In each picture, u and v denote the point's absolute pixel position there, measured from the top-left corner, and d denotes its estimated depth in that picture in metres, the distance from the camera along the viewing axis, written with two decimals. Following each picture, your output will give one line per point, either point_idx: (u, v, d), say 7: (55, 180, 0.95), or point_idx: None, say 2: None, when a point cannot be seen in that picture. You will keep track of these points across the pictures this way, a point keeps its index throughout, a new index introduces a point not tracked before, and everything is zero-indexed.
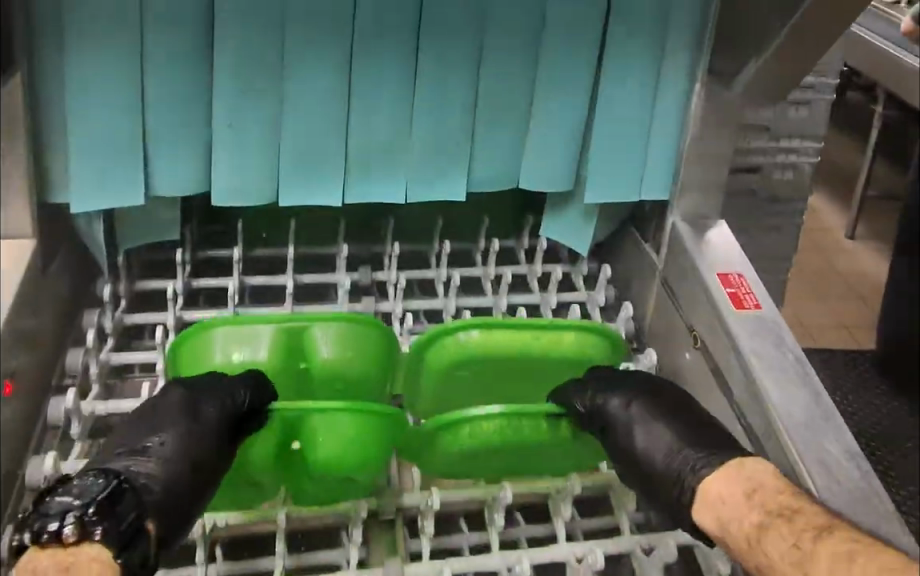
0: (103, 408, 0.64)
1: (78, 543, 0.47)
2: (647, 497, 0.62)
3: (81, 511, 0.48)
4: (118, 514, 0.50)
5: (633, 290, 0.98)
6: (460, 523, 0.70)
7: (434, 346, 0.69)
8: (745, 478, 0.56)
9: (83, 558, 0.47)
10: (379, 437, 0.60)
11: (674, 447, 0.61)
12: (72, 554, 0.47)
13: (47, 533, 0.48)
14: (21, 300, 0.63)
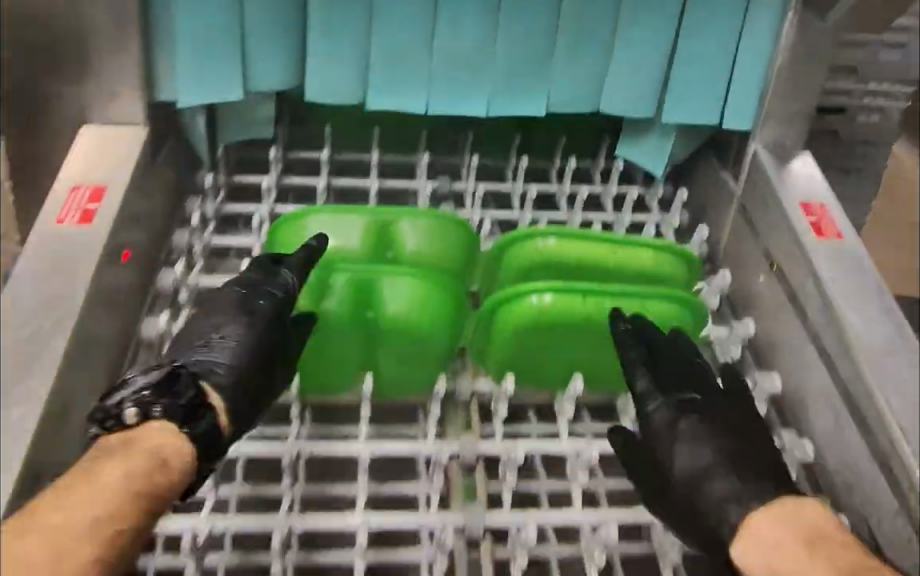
0: (207, 282, 0.69)
1: (140, 424, 0.52)
2: (678, 525, 0.57)
3: (137, 394, 0.52)
4: (177, 389, 0.53)
5: (709, 216, 0.98)
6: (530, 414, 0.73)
7: (512, 250, 0.66)
8: (799, 524, 0.52)
9: (145, 437, 0.51)
10: (440, 311, 0.62)
11: (713, 465, 0.56)
12: (136, 432, 0.51)
13: (120, 416, 0.52)
14: (135, 183, 0.68)
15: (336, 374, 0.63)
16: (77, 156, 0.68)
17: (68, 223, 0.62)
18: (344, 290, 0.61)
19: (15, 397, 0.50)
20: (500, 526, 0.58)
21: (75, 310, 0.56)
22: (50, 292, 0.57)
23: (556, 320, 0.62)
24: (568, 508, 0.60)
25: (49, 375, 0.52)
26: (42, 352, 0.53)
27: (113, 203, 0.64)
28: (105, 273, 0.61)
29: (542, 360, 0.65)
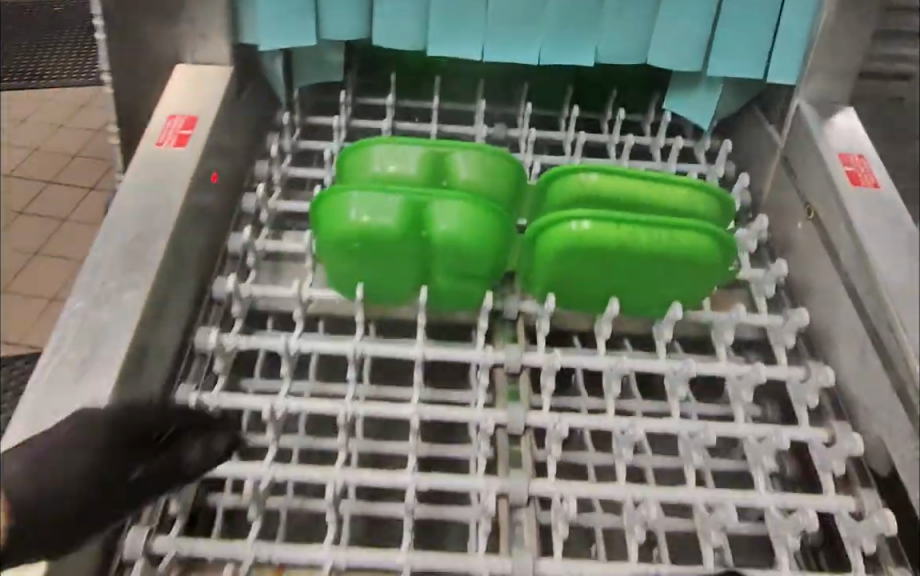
0: (285, 206, 0.76)
1: None
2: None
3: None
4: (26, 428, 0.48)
5: (754, 169, 1.02)
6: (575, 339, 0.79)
7: (557, 182, 0.71)
8: None
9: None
10: (491, 235, 0.64)
11: None
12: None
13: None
14: (223, 115, 0.76)
15: (389, 295, 0.67)
16: (172, 91, 0.76)
17: (166, 146, 0.70)
18: (405, 213, 0.62)
19: (127, 283, 0.60)
20: (539, 424, 0.65)
21: (173, 218, 0.65)
22: (153, 202, 0.66)
23: (594, 242, 0.66)
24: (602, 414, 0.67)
25: (154, 268, 0.61)
26: (148, 248, 0.62)
27: (203, 129, 0.72)
28: (199, 190, 0.70)
29: (580, 283, 0.69)
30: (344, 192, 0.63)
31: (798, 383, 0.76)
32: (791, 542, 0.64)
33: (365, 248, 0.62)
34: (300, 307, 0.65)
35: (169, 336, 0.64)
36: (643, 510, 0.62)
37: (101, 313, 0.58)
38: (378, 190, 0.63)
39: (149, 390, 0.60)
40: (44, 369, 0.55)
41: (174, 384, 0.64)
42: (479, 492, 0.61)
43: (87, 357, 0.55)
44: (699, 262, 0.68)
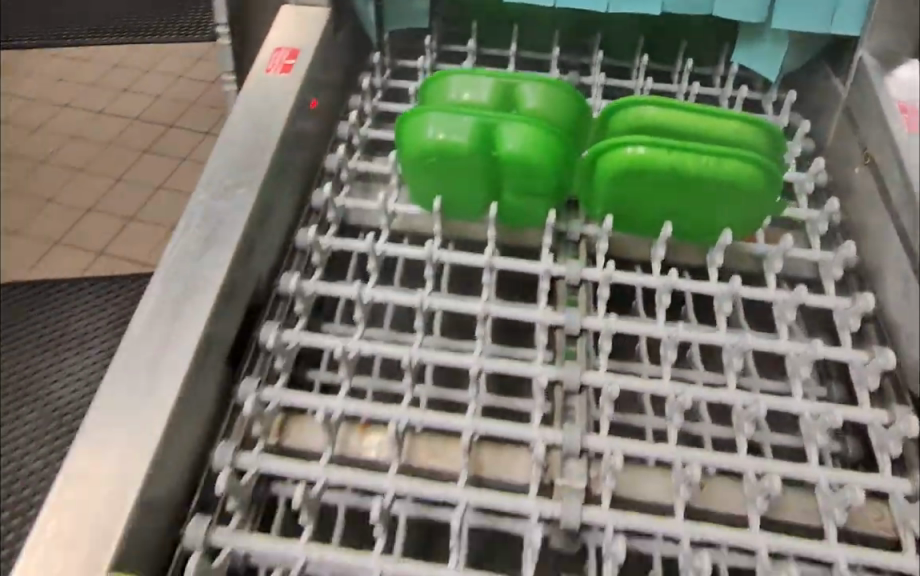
0: (375, 134, 0.85)
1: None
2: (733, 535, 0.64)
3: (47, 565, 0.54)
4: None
5: (820, 117, 1.06)
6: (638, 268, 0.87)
7: (619, 114, 0.78)
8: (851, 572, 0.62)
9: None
10: (555, 155, 0.72)
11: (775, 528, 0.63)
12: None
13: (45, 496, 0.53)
14: (323, 49, 0.86)
15: (463, 210, 0.76)
16: (280, 27, 0.87)
17: (272, 73, 0.81)
18: (477, 133, 0.71)
19: (241, 182, 0.73)
20: (595, 327, 0.73)
21: (277, 134, 0.76)
22: (262, 121, 0.77)
23: (648, 166, 0.73)
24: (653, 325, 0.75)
25: (261, 172, 0.74)
26: (257, 157, 0.74)
27: (305, 60, 0.82)
28: (301, 113, 0.80)
29: (634, 204, 0.77)
30: (424, 112, 0.72)
31: (842, 309, 0.81)
32: (820, 440, 0.70)
33: (442, 162, 0.71)
34: (386, 216, 0.76)
35: (274, 232, 0.77)
36: (682, 400, 0.69)
37: (220, 204, 0.72)
38: (455, 112, 0.71)
39: (256, 273, 0.73)
40: (176, 244, 0.69)
41: (279, 270, 0.77)
42: (539, 378, 0.70)
43: (210, 238, 0.70)
44: (744, 188, 0.74)
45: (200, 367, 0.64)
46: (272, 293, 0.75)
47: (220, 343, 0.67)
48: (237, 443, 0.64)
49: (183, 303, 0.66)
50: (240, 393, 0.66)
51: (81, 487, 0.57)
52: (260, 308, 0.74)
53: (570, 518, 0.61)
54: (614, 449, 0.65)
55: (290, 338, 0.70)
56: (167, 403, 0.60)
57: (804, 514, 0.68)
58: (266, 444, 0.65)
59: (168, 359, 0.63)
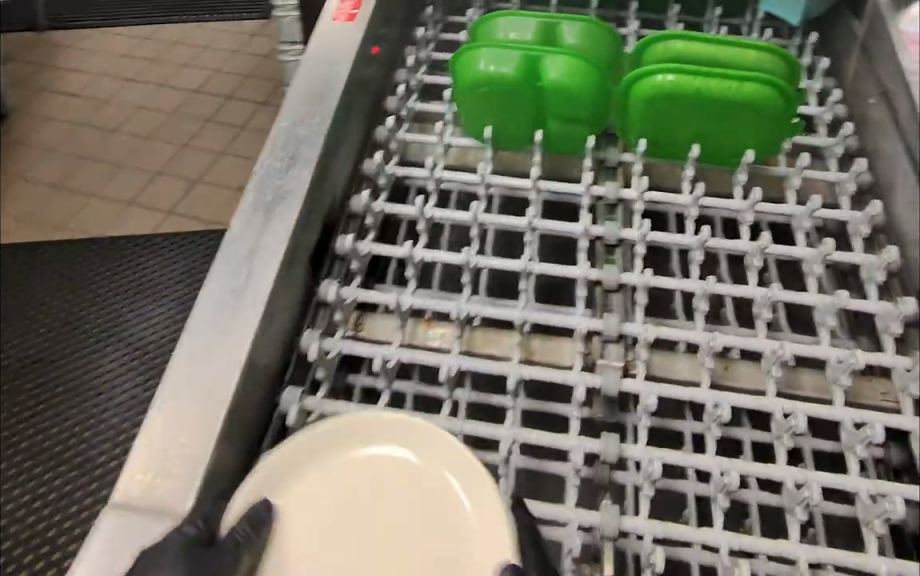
0: (431, 78, 0.96)
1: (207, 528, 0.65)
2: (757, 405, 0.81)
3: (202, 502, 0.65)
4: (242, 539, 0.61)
5: (841, 57, 1.15)
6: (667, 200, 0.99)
7: (648, 50, 0.87)
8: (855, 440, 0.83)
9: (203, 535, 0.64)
10: (591, 84, 0.81)
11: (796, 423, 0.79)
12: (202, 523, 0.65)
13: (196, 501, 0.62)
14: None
15: (514, 135, 0.86)
16: None
17: (339, 21, 0.92)
18: (522, 66, 0.81)
19: (317, 112, 0.83)
20: (632, 237, 0.87)
21: (347, 72, 0.86)
22: (333, 61, 0.87)
23: (675, 91, 0.83)
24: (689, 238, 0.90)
25: (333, 104, 0.84)
26: (328, 93, 0.85)
27: (366, 11, 0.92)
28: (366, 57, 0.91)
29: (663, 126, 0.87)
30: (477, 48, 0.82)
31: (856, 219, 0.99)
32: (831, 323, 0.90)
33: (494, 93, 0.81)
34: (442, 147, 0.87)
35: (345, 160, 0.88)
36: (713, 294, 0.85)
37: (300, 131, 0.82)
38: (504, 47, 0.81)
39: (332, 192, 0.85)
40: (265, 163, 0.80)
41: (350, 192, 0.89)
42: (586, 277, 0.85)
43: (293, 158, 0.80)
44: (761, 109, 0.84)
45: (289, 265, 0.75)
46: (345, 212, 0.87)
47: (303, 249, 0.79)
48: (322, 328, 0.78)
49: (274, 209, 0.76)
50: (322, 289, 0.79)
51: (198, 353, 0.68)
52: (336, 223, 0.86)
53: (609, 386, 0.78)
54: (648, 332, 0.81)
55: (363, 246, 0.82)
56: (262, 291, 0.71)
57: (817, 389, 0.91)
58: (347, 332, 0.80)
59: (262, 256, 0.74)
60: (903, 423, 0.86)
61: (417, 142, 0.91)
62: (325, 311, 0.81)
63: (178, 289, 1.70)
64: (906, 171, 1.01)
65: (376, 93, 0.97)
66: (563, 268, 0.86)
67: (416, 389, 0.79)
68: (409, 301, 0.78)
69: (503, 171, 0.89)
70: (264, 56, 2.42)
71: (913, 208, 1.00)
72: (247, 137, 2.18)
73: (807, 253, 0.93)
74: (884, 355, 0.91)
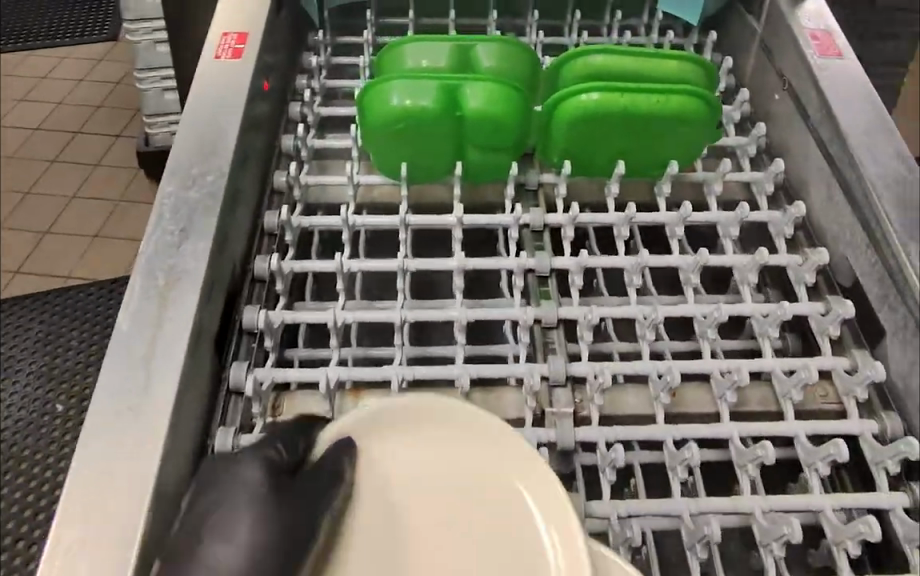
0: (332, 110, 0.87)
1: None
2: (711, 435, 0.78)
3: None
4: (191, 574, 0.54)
5: (740, 54, 1.15)
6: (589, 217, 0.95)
7: (567, 67, 0.82)
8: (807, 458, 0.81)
9: None
10: (514, 110, 0.75)
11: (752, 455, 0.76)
12: None
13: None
14: (270, 28, 0.86)
15: (431, 169, 0.79)
16: (225, 11, 0.86)
17: (223, 58, 0.81)
18: (437, 96, 0.74)
19: (209, 168, 0.73)
20: (565, 266, 0.82)
21: (239, 118, 0.76)
22: (221, 104, 0.77)
23: (603, 110, 0.78)
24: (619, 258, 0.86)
25: (226, 157, 0.73)
26: (221, 140, 0.74)
27: (255, 43, 0.82)
28: (256, 96, 0.81)
29: (587, 148, 0.82)
30: (387, 80, 0.74)
31: (777, 220, 0.98)
32: (771, 333, 0.88)
33: (410, 129, 0.74)
34: (353, 188, 0.80)
35: (243, 216, 0.77)
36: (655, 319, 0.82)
37: (190, 193, 0.71)
38: (419, 79, 0.74)
39: (233, 256, 0.74)
40: (151, 239, 0.68)
41: (251, 253, 0.79)
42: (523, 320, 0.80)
43: (185, 230, 0.69)
44: (687, 121, 0.80)
45: (194, 355, 0.64)
46: (248, 277, 0.77)
47: (208, 332, 0.68)
48: (238, 424, 0.69)
49: (168, 294, 0.65)
50: (233, 376, 0.69)
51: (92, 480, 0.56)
52: (239, 292, 0.76)
53: (565, 440, 0.74)
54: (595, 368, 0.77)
55: (275, 317, 0.72)
56: (166, 390, 0.60)
57: (763, 403, 0.88)
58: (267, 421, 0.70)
59: (160, 349, 0.62)
60: (850, 428, 0.85)
61: (322, 185, 0.82)
62: (237, 402, 0.70)
63: (38, 357, 1.47)
64: (819, 167, 1.01)
65: (271, 129, 0.87)
66: (498, 312, 0.79)
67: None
68: (337, 374, 0.70)
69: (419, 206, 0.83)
70: (116, 82, 2.25)
71: (829, 204, 1.00)
72: (103, 174, 2.01)
73: (737, 261, 0.92)
74: (822, 359, 0.90)
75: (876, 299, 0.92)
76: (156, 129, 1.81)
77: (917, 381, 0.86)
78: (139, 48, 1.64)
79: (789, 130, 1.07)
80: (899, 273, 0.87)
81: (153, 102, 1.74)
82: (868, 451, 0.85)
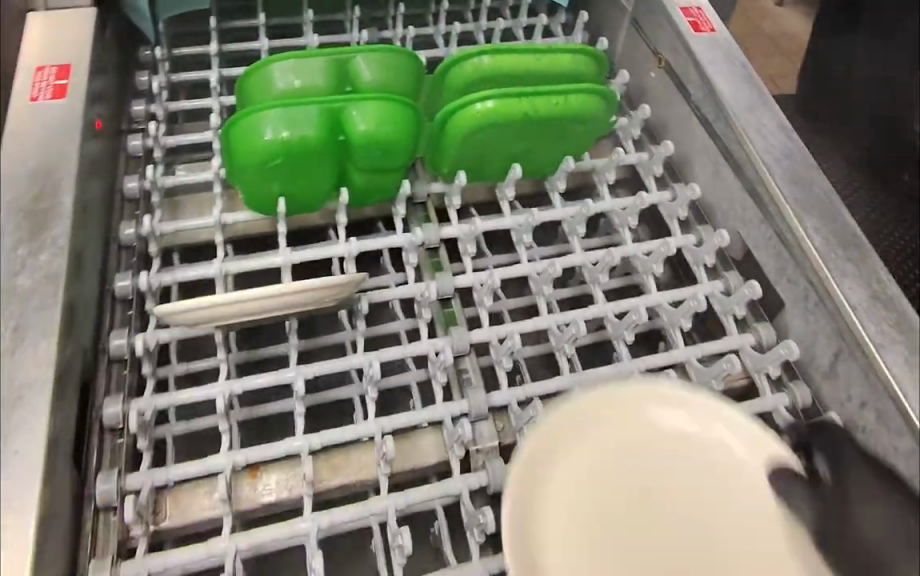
0: (180, 139, 0.75)
1: None
2: None
3: None
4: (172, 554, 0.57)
5: (611, 31, 1.12)
6: (475, 213, 0.86)
7: (452, 69, 0.76)
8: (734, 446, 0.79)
9: None
10: (406, 129, 0.68)
11: None
12: None
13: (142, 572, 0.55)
14: (95, 57, 0.72)
15: (313, 199, 0.71)
16: (33, 42, 0.72)
17: (42, 100, 0.67)
18: (316, 120, 0.66)
19: (41, 244, 0.59)
20: (468, 284, 0.76)
21: (72, 175, 0.63)
22: (46, 156, 0.64)
23: (499, 118, 0.73)
24: (520, 263, 0.80)
25: (62, 224, 0.60)
26: (52, 202, 0.61)
27: (80, 77, 0.69)
28: (88, 142, 0.67)
29: (481, 157, 0.77)
30: (259, 110, 0.65)
31: (671, 201, 0.94)
32: (683, 323, 0.85)
33: (289, 161, 0.66)
34: (220, 228, 0.68)
35: (88, 287, 0.64)
36: (573, 331, 0.76)
37: (21, 280, 0.57)
38: (294, 106, 0.66)
39: (82, 341, 0.61)
40: None
41: (101, 326, 0.66)
42: (433, 353, 0.72)
43: (19, 327, 0.56)
44: (583, 120, 0.77)
45: (54, 481, 0.53)
46: (103, 358, 0.64)
47: (66, 443, 0.56)
48: (115, 551, 0.56)
49: (7, 419, 0.52)
50: (102, 493, 0.57)
51: None
52: (93, 381, 0.62)
53: (496, 481, 0.66)
54: (517, 395, 0.71)
55: (145, 409, 0.60)
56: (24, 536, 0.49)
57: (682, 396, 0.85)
58: (151, 532, 0.58)
59: (7, 495, 0.50)
60: (767, 406, 0.83)
61: (180, 231, 0.70)
62: (108, 518, 0.58)
63: None
64: (705, 143, 0.99)
65: (108, 170, 0.73)
66: (401, 349, 0.70)
67: (258, 553, 0.59)
68: (242, 457, 0.60)
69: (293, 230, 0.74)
70: None
71: (717, 177, 0.98)
72: None
73: (639, 252, 0.88)
74: (729, 338, 0.86)
75: (775, 272, 0.91)
76: None
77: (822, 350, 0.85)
78: None
79: (670, 107, 1.04)
80: (797, 248, 0.85)
81: None
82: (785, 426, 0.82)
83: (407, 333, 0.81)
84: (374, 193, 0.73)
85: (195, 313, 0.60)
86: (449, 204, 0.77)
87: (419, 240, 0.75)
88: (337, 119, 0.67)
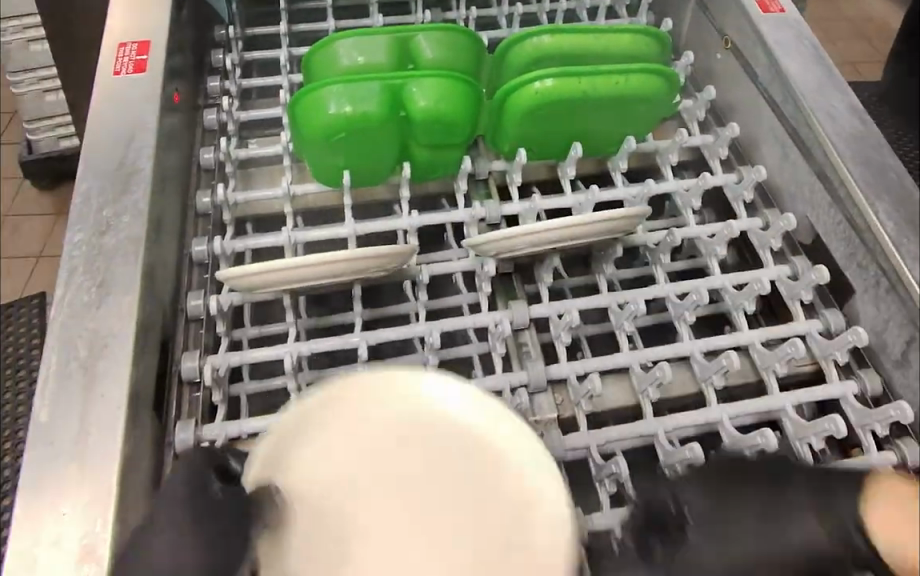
0: (251, 115, 0.78)
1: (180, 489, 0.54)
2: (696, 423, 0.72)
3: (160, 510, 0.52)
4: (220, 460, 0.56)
5: (679, 12, 1.11)
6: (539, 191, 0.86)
7: (513, 49, 0.77)
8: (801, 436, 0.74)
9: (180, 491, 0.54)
10: (465, 104, 0.70)
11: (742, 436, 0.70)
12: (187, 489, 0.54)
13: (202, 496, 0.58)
14: (173, 34, 0.77)
15: (374, 174, 0.73)
16: (119, 20, 0.76)
17: (125, 73, 0.72)
18: (377, 96, 0.68)
19: (123, 208, 0.63)
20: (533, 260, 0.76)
21: (152, 142, 0.67)
22: (127, 126, 0.68)
23: (556, 96, 0.74)
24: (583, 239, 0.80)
25: (142, 189, 0.64)
26: (133, 168, 0.65)
27: (159, 51, 0.73)
28: (166, 113, 0.71)
29: (540, 136, 0.78)
30: (323, 86, 0.68)
31: (737, 183, 0.93)
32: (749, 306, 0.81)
33: (351, 137, 0.68)
34: (289, 198, 0.70)
35: (167, 252, 0.68)
36: (632, 309, 0.75)
37: (106, 240, 0.62)
38: (357, 82, 0.68)
39: (162, 300, 0.65)
40: (64, 299, 0.59)
41: (180, 289, 0.70)
42: (492, 325, 0.73)
43: (104, 283, 0.60)
44: (644, 98, 0.77)
45: (134, 428, 0.56)
46: (181, 318, 0.68)
47: (146, 394, 0.60)
48: None
49: (92, 366, 0.56)
50: (179, 442, 0.61)
51: None
52: (172, 339, 0.67)
53: (554, 450, 0.67)
54: (572, 370, 0.71)
55: (219, 364, 0.63)
56: (105, 476, 0.52)
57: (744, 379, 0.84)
58: None
59: (92, 439, 0.54)
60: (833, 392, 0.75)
61: (252, 200, 0.73)
62: None
63: None
64: (772, 124, 0.97)
65: (187, 142, 0.77)
66: (462, 320, 0.72)
67: None
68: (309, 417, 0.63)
69: (359, 202, 0.76)
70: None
71: (785, 160, 0.96)
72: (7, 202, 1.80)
73: (702, 231, 0.85)
74: (797, 323, 0.80)
75: (845, 257, 0.86)
76: (41, 135, 1.67)
77: (892, 336, 0.80)
78: (12, 49, 1.51)
79: (736, 88, 1.03)
80: (867, 232, 0.82)
81: (33, 107, 1.61)
82: (853, 414, 0.74)
83: (469, 306, 0.82)
84: (435, 169, 0.75)
85: (261, 276, 0.63)
86: (511, 181, 0.78)
87: (479, 215, 0.76)
88: (397, 96, 0.69)
